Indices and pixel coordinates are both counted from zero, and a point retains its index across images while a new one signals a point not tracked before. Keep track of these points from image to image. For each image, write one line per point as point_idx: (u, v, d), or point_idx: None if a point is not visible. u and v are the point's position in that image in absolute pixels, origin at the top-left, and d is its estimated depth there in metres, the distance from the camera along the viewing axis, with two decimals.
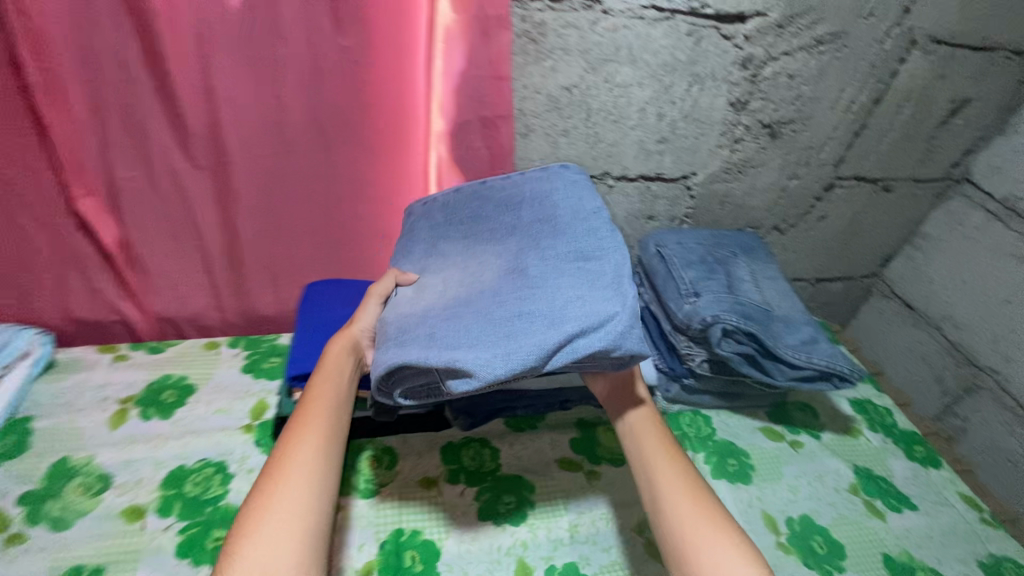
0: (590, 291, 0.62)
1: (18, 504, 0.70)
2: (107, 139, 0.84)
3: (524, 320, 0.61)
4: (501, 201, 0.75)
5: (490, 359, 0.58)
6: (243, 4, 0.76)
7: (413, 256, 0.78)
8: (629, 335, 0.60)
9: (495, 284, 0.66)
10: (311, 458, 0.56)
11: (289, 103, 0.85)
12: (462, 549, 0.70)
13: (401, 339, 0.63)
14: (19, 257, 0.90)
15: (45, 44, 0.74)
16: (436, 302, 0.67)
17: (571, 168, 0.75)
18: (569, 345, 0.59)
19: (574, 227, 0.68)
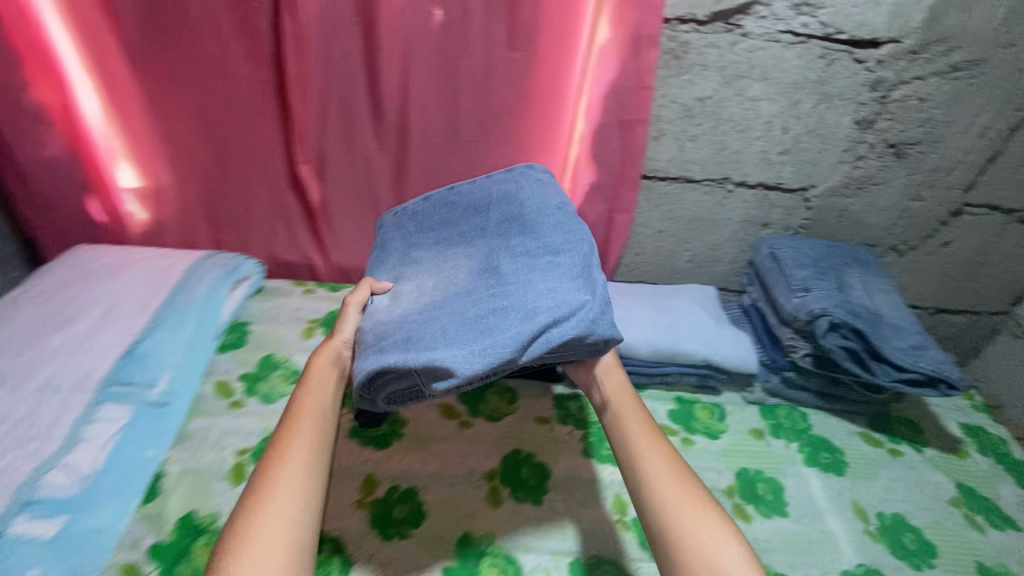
0: (559, 282, 0.73)
1: (240, 379, 0.93)
2: (325, 120, 1.08)
3: (500, 318, 0.71)
4: (469, 206, 0.89)
5: (469, 355, 0.68)
6: (443, 22, 0.96)
7: (388, 264, 0.90)
8: (599, 322, 0.71)
9: (469, 288, 0.78)
10: (298, 468, 0.64)
11: (462, 100, 1.05)
12: (569, 475, 0.83)
13: (378, 347, 0.74)
14: (249, 206, 1.19)
15: (300, 47, 0.99)
16: (413, 309, 0.79)
17: (535, 167, 0.92)
18: (542, 338, 0.69)
19: (542, 224, 0.81)
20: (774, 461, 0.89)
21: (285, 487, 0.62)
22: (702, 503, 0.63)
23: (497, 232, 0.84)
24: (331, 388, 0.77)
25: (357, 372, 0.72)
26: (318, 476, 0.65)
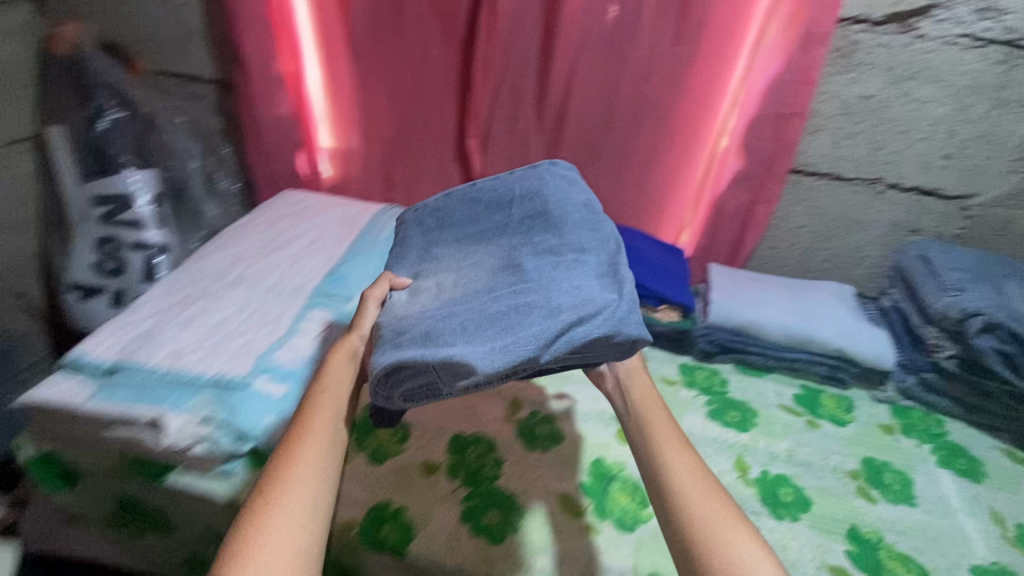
0: (583, 278, 0.70)
1: None
2: (494, 101, 1.20)
3: (523, 313, 0.66)
4: (492, 203, 0.83)
5: (492, 353, 0.63)
6: (617, 16, 1.04)
7: (408, 260, 0.84)
8: (626, 319, 0.67)
9: (492, 284, 0.72)
10: (311, 472, 0.59)
11: (621, 89, 1.11)
12: (693, 430, 0.91)
13: (395, 342, 0.68)
14: (419, 172, 1.38)
15: (487, 35, 1.12)
16: (432, 304, 0.73)
17: (560, 165, 0.88)
18: (566, 336, 0.64)
19: (566, 220, 0.78)
20: (903, 457, 0.89)
21: (297, 491, 0.57)
22: (735, 518, 0.58)
23: (519, 229, 0.79)
24: (345, 387, 0.71)
25: (372, 367, 0.67)
26: (334, 473, 0.61)
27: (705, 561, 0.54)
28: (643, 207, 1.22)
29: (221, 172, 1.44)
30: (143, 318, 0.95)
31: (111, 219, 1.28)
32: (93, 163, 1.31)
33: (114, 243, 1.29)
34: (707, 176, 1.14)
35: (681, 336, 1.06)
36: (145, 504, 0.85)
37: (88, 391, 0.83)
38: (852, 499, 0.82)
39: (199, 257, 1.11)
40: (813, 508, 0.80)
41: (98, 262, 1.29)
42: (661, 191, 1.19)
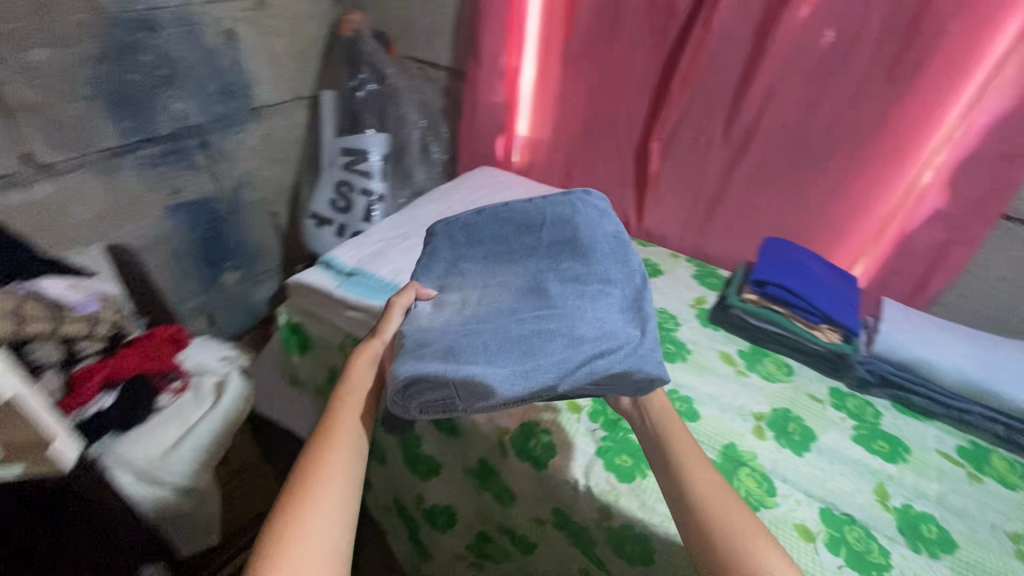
0: (608, 313, 0.77)
1: None
2: (687, 110, 1.28)
3: (546, 338, 0.74)
4: (522, 224, 0.88)
5: (511, 377, 0.70)
6: (833, 42, 1.07)
7: (435, 272, 0.88)
8: (645, 360, 0.73)
9: (517, 307, 0.78)
10: (342, 473, 0.62)
11: (820, 112, 1.14)
12: (833, 446, 0.91)
13: (418, 353, 0.74)
14: (597, 166, 1.50)
15: (694, 50, 1.21)
16: (454, 321, 0.78)
17: (594, 194, 0.92)
18: (586, 366, 0.71)
19: (595, 253, 0.83)
20: None
21: (326, 491, 0.60)
22: (762, 535, 0.61)
23: (547, 254, 0.84)
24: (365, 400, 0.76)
25: (391, 378, 0.73)
26: (358, 478, 0.64)
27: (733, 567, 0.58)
28: (818, 228, 1.24)
29: (434, 141, 1.71)
30: (373, 241, 1.21)
31: (352, 166, 1.60)
32: (346, 121, 1.65)
33: (348, 185, 1.61)
34: (897, 212, 1.12)
35: (838, 360, 1.04)
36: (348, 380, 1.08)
37: (335, 282, 1.09)
38: (1010, 559, 0.77)
39: (414, 207, 1.37)
40: (957, 551, 0.77)
41: (334, 200, 1.64)
42: (842, 216, 1.20)
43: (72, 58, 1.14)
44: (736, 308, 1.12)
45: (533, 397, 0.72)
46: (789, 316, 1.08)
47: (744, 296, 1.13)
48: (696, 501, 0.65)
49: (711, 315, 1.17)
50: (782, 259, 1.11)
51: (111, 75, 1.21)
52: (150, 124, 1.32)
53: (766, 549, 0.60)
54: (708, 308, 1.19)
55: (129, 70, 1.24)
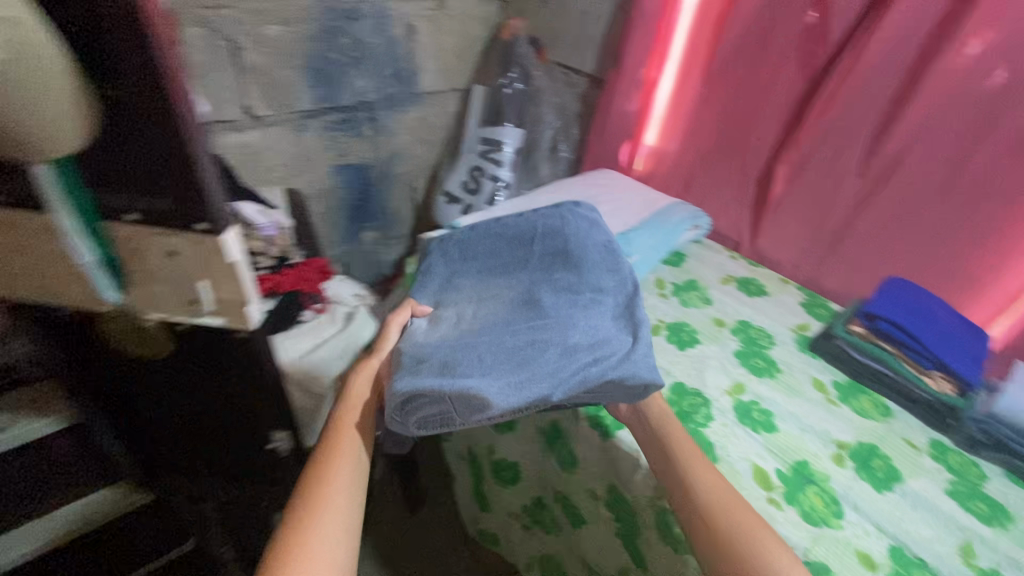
0: (600, 322, 0.95)
1: (673, 284, 1.29)
2: (823, 138, 1.27)
3: (539, 352, 0.90)
4: (515, 237, 1.10)
5: (505, 391, 0.85)
6: (1004, 85, 1.01)
7: (430, 289, 1.09)
8: (640, 361, 0.88)
9: (513, 324, 0.96)
10: (342, 489, 0.79)
11: (973, 157, 1.08)
12: (921, 492, 0.87)
13: (415, 370, 0.91)
14: (719, 184, 1.52)
15: (843, 79, 1.20)
16: (452, 339, 0.96)
17: (582, 206, 1.13)
18: (581, 374, 0.87)
19: (585, 263, 1.03)
20: None
21: (329, 518, 0.74)
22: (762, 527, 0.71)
23: (540, 265, 1.05)
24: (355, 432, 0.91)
25: (392, 397, 0.90)
26: (356, 505, 0.80)
27: (744, 556, 0.68)
28: (951, 278, 1.18)
29: (563, 142, 1.82)
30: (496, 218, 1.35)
31: (487, 154, 1.75)
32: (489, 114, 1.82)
33: (481, 170, 1.76)
34: None
35: (947, 413, 0.97)
36: None
37: None
38: None
39: (538, 194, 1.48)
40: None
41: (466, 182, 1.80)
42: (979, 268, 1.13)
43: (293, 36, 1.43)
44: (840, 338, 1.09)
45: (530, 405, 0.87)
46: (901, 355, 1.03)
47: (853, 327, 1.10)
48: (703, 500, 0.75)
49: (810, 342, 1.14)
50: (902, 297, 1.07)
51: (316, 53, 1.49)
52: (337, 96, 1.59)
53: (768, 540, 0.70)
54: (808, 335, 1.16)
55: (330, 50, 1.51)
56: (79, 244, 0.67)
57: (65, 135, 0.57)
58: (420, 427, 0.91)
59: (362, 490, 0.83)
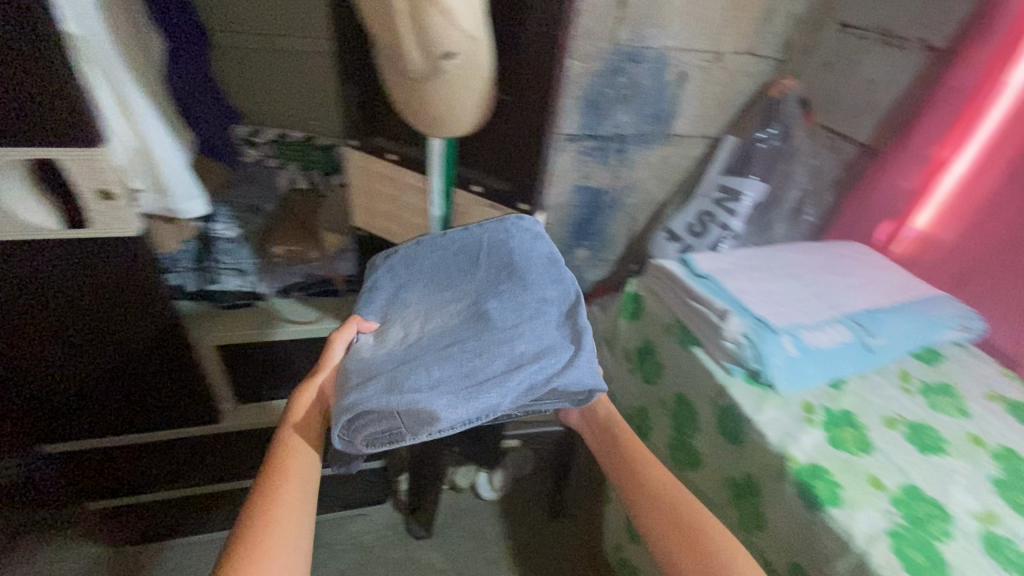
0: (546, 330, 0.91)
1: (920, 382, 1.15)
2: None
3: (485, 360, 0.87)
4: (460, 250, 1.01)
5: (453, 403, 0.82)
6: None
7: (376, 305, 1.00)
8: (583, 374, 0.88)
9: (466, 344, 0.89)
10: (286, 511, 0.87)
11: None
12: None
13: (360, 389, 0.85)
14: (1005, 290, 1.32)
15: None
16: (394, 354, 0.90)
17: (526, 217, 1.07)
18: (528, 382, 0.86)
19: (530, 272, 0.98)
20: None
21: (281, 524, 0.85)
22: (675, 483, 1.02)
23: (487, 275, 0.98)
24: (315, 448, 1.00)
25: (336, 421, 0.84)
26: (309, 514, 0.91)
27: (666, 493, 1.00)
28: None
29: (810, 205, 1.73)
30: (729, 262, 1.33)
31: (720, 203, 1.73)
32: None
33: (710, 216, 1.75)
34: None
35: None
36: (658, 358, 1.26)
37: (688, 276, 1.24)
38: None
39: (775, 250, 1.43)
40: None
41: (691, 224, 1.78)
42: None
43: (583, 71, 1.63)
44: None
45: (478, 416, 0.85)
46: None
47: None
48: (638, 464, 1.08)
49: None
50: None
51: (593, 87, 1.66)
52: (598, 126, 1.75)
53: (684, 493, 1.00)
54: None
55: (606, 86, 1.67)
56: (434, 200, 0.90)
57: (467, 114, 0.77)
58: (369, 440, 0.86)
59: (314, 502, 0.94)
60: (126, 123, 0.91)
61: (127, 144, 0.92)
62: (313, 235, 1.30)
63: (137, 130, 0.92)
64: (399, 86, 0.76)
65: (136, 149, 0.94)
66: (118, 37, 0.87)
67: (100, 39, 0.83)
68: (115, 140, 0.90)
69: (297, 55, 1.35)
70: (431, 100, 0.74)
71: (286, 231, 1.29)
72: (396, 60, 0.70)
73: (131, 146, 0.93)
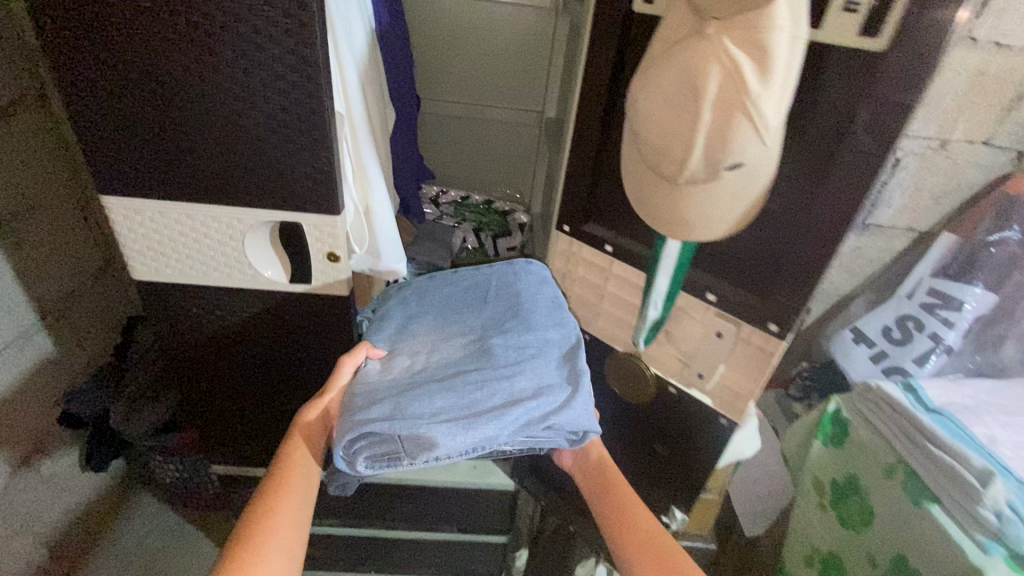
0: (547, 369, 0.89)
1: None
2: None
3: (487, 395, 0.85)
4: (472, 293, 1.03)
5: (452, 431, 0.81)
6: None
7: (387, 331, 1.00)
8: (578, 417, 0.85)
9: (467, 376, 0.88)
10: (288, 510, 0.87)
11: None
12: None
13: (366, 411, 0.83)
14: None
15: None
16: (402, 380, 0.90)
17: (534, 264, 1.08)
18: (523, 419, 0.84)
19: (532, 314, 0.98)
20: None
21: (281, 526, 0.84)
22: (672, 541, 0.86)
23: (493, 315, 0.98)
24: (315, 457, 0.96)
25: (340, 440, 0.82)
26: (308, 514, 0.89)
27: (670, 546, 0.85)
28: None
29: None
30: (967, 393, 1.09)
31: (930, 308, 1.42)
32: None
33: (916, 322, 1.44)
34: None
35: None
36: (867, 501, 1.04)
37: (914, 408, 1.02)
38: None
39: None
40: None
41: (889, 330, 1.48)
42: None
43: None
44: None
45: (476, 447, 0.83)
46: None
47: None
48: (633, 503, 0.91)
49: None
50: None
51: None
52: None
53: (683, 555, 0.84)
54: None
55: None
56: (653, 303, 0.80)
57: (723, 221, 0.68)
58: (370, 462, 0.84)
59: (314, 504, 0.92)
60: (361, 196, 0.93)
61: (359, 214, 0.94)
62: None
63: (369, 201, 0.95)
64: (652, 186, 0.70)
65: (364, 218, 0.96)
66: (370, 116, 0.91)
67: (359, 120, 0.87)
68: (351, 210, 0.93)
69: (495, 123, 1.37)
70: (686, 203, 0.67)
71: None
72: (663, 166, 0.63)
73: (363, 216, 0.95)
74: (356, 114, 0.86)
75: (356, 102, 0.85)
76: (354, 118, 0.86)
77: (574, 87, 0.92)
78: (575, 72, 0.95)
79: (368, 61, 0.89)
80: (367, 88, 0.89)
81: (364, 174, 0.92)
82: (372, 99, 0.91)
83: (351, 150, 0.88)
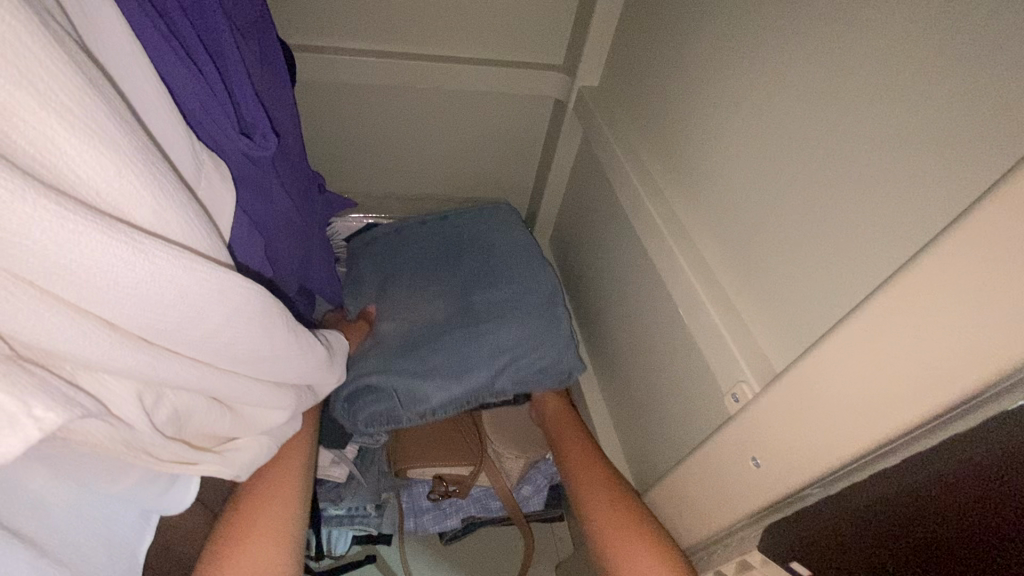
0: (535, 314, 0.59)
1: None
2: None
3: (476, 348, 0.56)
4: (447, 236, 0.68)
5: (453, 387, 0.54)
6: None
7: (361, 294, 0.65)
8: (561, 352, 0.58)
9: (462, 324, 0.58)
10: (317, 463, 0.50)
11: None
12: None
13: (355, 374, 0.55)
14: None
15: None
16: (398, 320, 0.60)
17: (508, 211, 0.70)
18: (507, 377, 0.56)
19: (500, 252, 0.65)
20: None
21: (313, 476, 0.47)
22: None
23: (471, 252, 0.66)
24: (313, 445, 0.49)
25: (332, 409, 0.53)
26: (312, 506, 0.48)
27: None
28: None
29: None
30: None
31: None
32: None
33: None
34: None
35: None
36: None
37: None
38: None
39: None
40: None
41: None
42: None
43: None
44: None
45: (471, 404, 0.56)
46: None
47: None
48: None
49: None
50: None
51: None
52: None
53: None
54: None
55: None
56: None
57: None
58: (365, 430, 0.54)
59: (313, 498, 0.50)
60: (192, 435, 0.32)
61: (222, 470, 0.34)
62: (477, 446, 0.66)
63: (234, 418, 0.34)
64: None
65: (247, 451, 0.35)
66: (169, 250, 0.24)
67: (9, 415, 0.21)
68: (189, 477, 0.33)
69: (473, 102, 0.66)
70: None
71: (422, 438, 0.67)
72: None
73: (232, 458, 0.34)
74: (17, 377, 0.21)
75: (26, 322, 0.22)
76: (39, 375, 0.22)
77: (857, 172, 0.30)
78: (829, 96, 0.31)
79: (29, 65, 0.19)
80: (66, 206, 0.21)
81: (178, 410, 0.30)
82: (144, 194, 0.24)
83: (111, 405, 0.26)
